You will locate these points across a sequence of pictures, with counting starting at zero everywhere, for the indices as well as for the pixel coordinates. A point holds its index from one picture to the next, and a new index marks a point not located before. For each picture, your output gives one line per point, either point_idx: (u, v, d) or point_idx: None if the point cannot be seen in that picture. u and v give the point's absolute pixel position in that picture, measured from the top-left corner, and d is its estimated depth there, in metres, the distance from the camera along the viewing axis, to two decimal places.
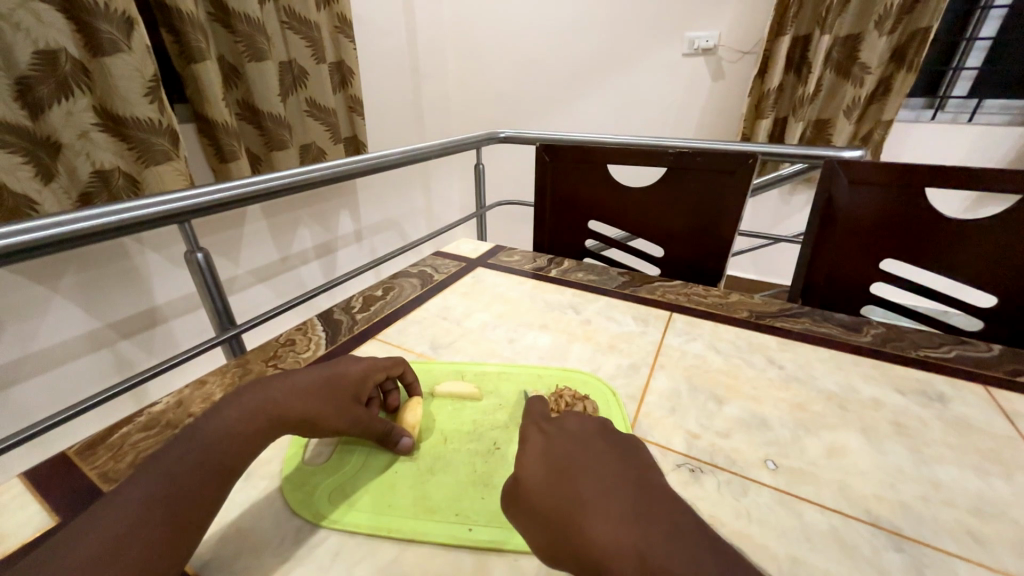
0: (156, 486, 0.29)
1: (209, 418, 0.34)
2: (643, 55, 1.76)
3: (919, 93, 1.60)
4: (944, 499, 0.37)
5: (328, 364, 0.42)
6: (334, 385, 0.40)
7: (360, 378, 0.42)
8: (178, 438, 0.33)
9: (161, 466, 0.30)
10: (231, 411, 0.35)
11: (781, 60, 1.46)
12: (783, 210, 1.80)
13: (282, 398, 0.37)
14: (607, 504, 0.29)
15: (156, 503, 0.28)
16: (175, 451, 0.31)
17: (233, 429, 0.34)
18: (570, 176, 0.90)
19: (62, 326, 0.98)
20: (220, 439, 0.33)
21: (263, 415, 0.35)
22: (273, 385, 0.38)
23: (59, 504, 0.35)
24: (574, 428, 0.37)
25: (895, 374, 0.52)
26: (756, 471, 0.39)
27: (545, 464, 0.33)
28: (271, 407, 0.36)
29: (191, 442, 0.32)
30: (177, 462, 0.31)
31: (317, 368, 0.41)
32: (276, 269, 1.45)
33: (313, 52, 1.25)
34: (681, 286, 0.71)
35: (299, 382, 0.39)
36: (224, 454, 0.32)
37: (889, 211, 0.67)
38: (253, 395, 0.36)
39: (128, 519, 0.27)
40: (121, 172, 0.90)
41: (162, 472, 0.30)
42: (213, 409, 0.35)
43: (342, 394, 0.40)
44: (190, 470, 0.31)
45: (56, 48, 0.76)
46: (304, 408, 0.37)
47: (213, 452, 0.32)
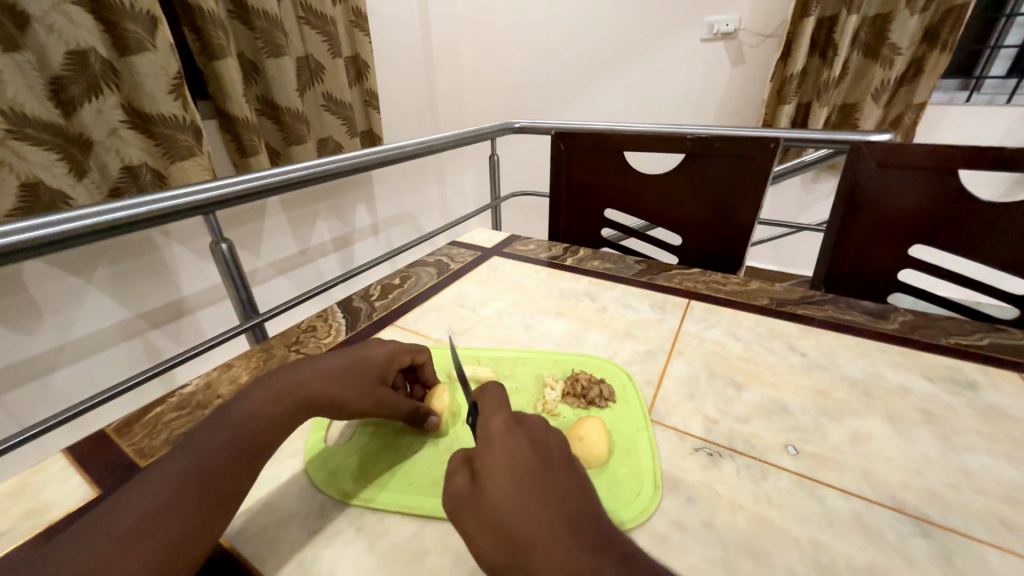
0: (190, 462, 0.30)
1: (240, 400, 0.35)
2: (660, 42, 1.73)
3: (953, 74, 1.53)
4: (975, 487, 0.36)
5: (353, 347, 0.43)
6: (358, 367, 0.40)
7: (384, 361, 0.42)
8: (212, 418, 0.34)
9: (195, 444, 0.32)
10: (261, 392, 0.36)
11: (805, 43, 1.41)
12: (806, 199, 1.75)
13: (308, 380, 0.38)
14: (577, 529, 0.27)
15: (192, 478, 0.30)
16: (208, 430, 0.33)
17: (262, 410, 0.35)
18: (586, 165, 0.89)
19: (96, 316, 1.03)
20: (251, 418, 0.34)
21: (290, 396, 0.36)
22: (300, 368, 0.39)
23: (99, 477, 0.37)
24: (538, 428, 0.34)
25: (924, 361, 0.50)
26: (777, 456, 0.38)
27: (515, 474, 0.30)
28: (299, 389, 0.37)
29: (223, 422, 0.33)
30: (208, 440, 0.32)
31: (343, 352, 0.42)
32: (295, 261, 1.48)
33: (330, 47, 1.26)
34: (699, 273, 0.70)
35: (324, 365, 0.39)
36: (253, 432, 0.33)
37: (920, 195, 0.65)
38: (282, 377, 0.37)
39: (163, 493, 0.29)
40: (149, 168, 0.93)
41: (196, 449, 0.31)
42: (244, 390, 0.36)
43: (366, 376, 0.40)
44: (222, 447, 0.32)
45: (86, 48, 0.78)
46: (330, 389, 0.38)
47: (244, 432, 0.33)
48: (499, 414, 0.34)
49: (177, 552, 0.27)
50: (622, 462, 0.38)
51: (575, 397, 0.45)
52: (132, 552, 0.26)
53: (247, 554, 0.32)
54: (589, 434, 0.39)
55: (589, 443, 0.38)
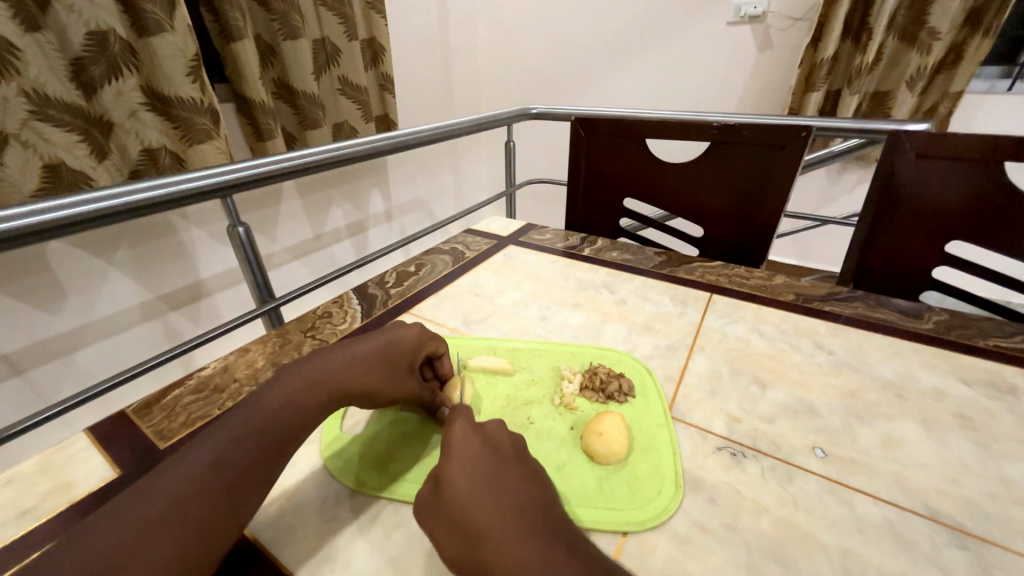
0: (220, 448, 0.30)
1: (270, 387, 0.35)
2: (683, 26, 1.67)
3: (994, 62, 1.44)
4: (1015, 497, 0.34)
5: (381, 332, 0.42)
6: (387, 355, 0.40)
7: (412, 349, 0.42)
8: (240, 405, 0.34)
9: (225, 429, 0.31)
10: (289, 381, 0.35)
11: (837, 27, 1.35)
12: (831, 192, 1.69)
13: (337, 368, 0.37)
14: (526, 532, 0.27)
15: (221, 466, 0.30)
16: (237, 416, 0.33)
17: (291, 399, 0.34)
18: (605, 153, 0.87)
19: (116, 297, 1.04)
20: (278, 408, 0.33)
21: (319, 385, 0.36)
22: (332, 355, 0.38)
23: (121, 458, 0.37)
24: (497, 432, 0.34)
25: (961, 363, 0.48)
26: (804, 458, 0.37)
27: (470, 477, 0.30)
28: (329, 378, 0.36)
29: (252, 410, 0.33)
30: (234, 427, 0.32)
31: (370, 337, 0.41)
32: (311, 247, 1.49)
33: (346, 29, 1.24)
34: (722, 267, 0.68)
35: (353, 354, 0.39)
36: (285, 422, 0.33)
37: (966, 189, 0.61)
38: (314, 365, 0.37)
39: (192, 479, 0.28)
40: (168, 151, 0.93)
41: (225, 436, 0.31)
42: (274, 378, 0.36)
43: (395, 365, 0.40)
44: (253, 434, 0.32)
45: (105, 29, 0.78)
46: (362, 379, 0.37)
47: (273, 420, 0.33)
48: (459, 420, 0.34)
49: (202, 539, 0.27)
50: (642, 459, 0.37)
51: (594, 391, 0.44)
52: (159, 537, 0.26)
53: (265, 541, 0.32)
54: (609, 430, 0.38)
55: (608, 440, 0.37)
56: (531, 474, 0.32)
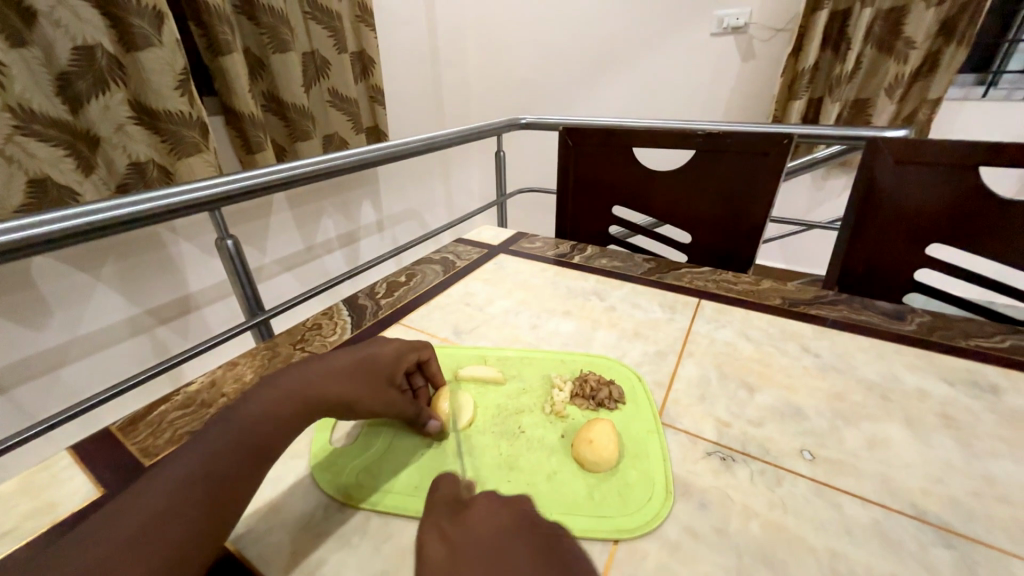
0: (198, 462, 0.30)
1: (248, 399, 0.34)
2: (668, 36, 1.70)
3: (969, 69, 1.49)
4: (998, 495, 0.34)
5: (362, 345, 0.42)
6: (368, 367, 0.40)
7: (393, 360, 0.42)
8: (219, 418, 0.33)
9: (203, 444, 0.31)
10: (268, 392, 0.35)
11: (817, 37, 1.39)
12: (816, 197, 1.72)
13: (319, 379, 0.37)
14: None
15: (200, 481, 0.29)
16: (215, 430, 0.32)
17: (271, 411, 0.34)
18: (594, 161, 0.88)
19: (103, 312, 1.03)
20: (259, 420, 0.33)
21: (300, 397, 0.35)
22: (311, 367, 0.38)
23: (105, 477, 0.37)
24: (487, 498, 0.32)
25: (943, 364, 0.49)
26: (792, 461, 0.37)
27: (444, 544, 0.28)
28: (309, 389, 0.36)
29: (229, 423, 0.32)
30: (213, 442, 0.31)
31: (350, 350, 0.41)
32: (302, 258, 1.48)
33: (335, 42, 1.25)
34: (710, 272, 0.69)
35: (333, 365, 0.39)
36: (264, 434, 0.33)
37: (943, 194, 0.63)
38: (293, 377, 0.36)
39: (170, 497, 0.28)
40: (156, 164, 0.93)
41: (204, 451, 0.31)
42: (252, 390, 0.35)
43: (376, 377, 0.40)
44: (231, 448, 0.31)
45: (92, 44, 0.78)
46: (342, 389, 0.37)
47: (254, 432, 0.32)
48: (443, 489, 0.33)
49: (179, 557, 0.26)
50: (632, 466, 0.37)
51: (584, 399, 0.44)
52: (135, 557, 0.25)
53: (251, 556, 0.32)
54: (599, 437, 0.38)
55: (598, 447, 0.37)
56: (526, 550, 0.28)
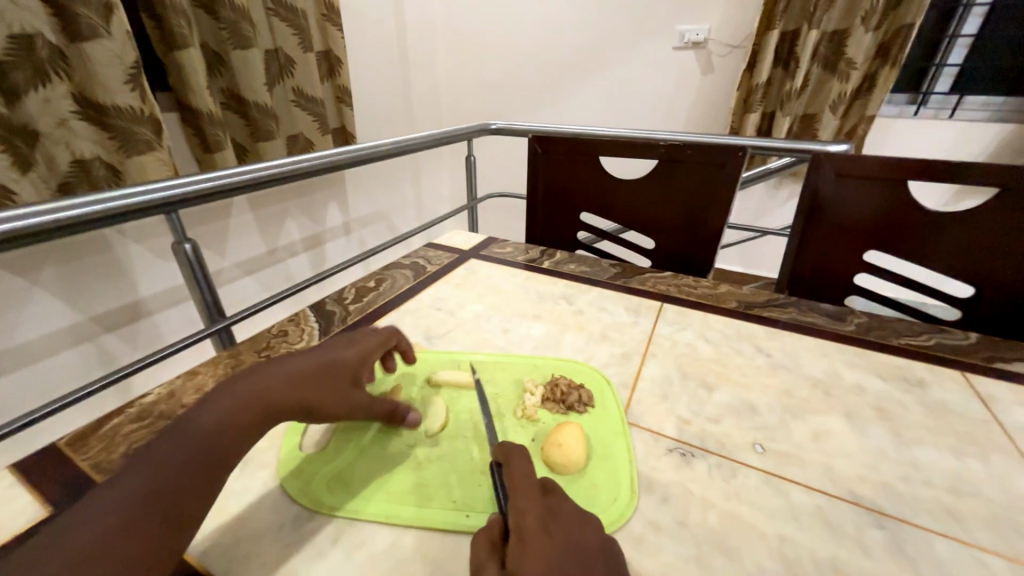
0: (150, 477, 0.28)
1: (204, 408, 0.32)
2: (633, 49, 1.77)
3: (902, 89, 1.62)
4: (923, 479, 0.38)
5: (325, 346, 0.42)
6: (330, 368, 0.40)
7: (357, 361, 0.42)
8: (175, 427, 0.31)
9: (153, 458, 0.29)
10: (224, 400, 0.33)
11: (769, 55, 1.48)
12: (770, 205, 1.83)
13: (279, 384, 0.36)
14: None
15: (152, 498, 0.28)
16: (166, 442, 0.30)
17: (229, 418, 0.32)
18: (562, 168, 0.90)
19: (41, 320, 0.96)
20: (215, 429, 0.31)
21: (258, 403, 0.34)
22: (269, 370, 0.37)
23: (51, 495, 0.35)
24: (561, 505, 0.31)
25: (878, 361, 0.53)
26: (745, 454, 0.40)
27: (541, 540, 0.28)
28: (268, 395, 0.35)
29: (185, 433, 0.31)
30: (165, 454, 0.29)
31: (312, 351, 0.40)
32: (264, 261, 1.43)
33: (300, 41, 1.22)
34: (672, 277, 0.72)
35: (293, 369, 0.37)
36: (222, 443, 0.31)
37: (877, 206, 0.69)
38: (250, 382, 0.35)
39: (123, 513, 0.26)
40: (102, 162, 0.87)
41: (157, 464, 0.29)
42: (206, 398, 0.33)
43: (336, 379, 0.40)
44: (188, 459, 0.30)
45: (32, 33, 0.73)
46: (301, 393, 0.37)
47: (209, 443, 0.31)
48: (523, 483, 0.32)
49: None
50: (599, 468, 0.39)
51: (555, 403, 0.46)
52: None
53: (217, 572, 0.31)
54: (568, 440, 0.39)
55: (568, 450, 0.39)
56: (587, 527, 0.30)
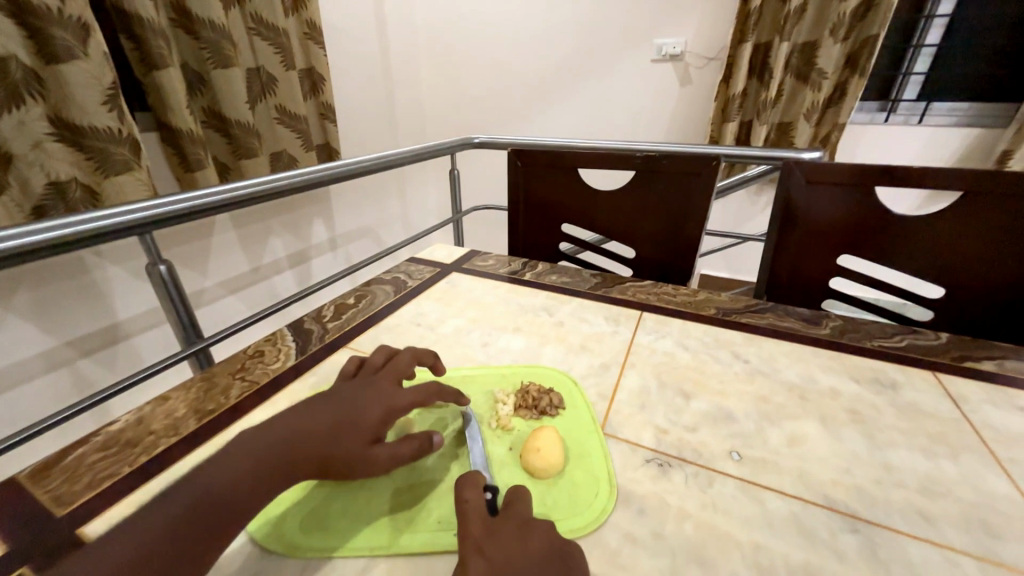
0: (169, 515, 0.28)
1: (225, 456, 0.32)
2: (613, 62, 1.81)
3: (873, 97, 1.67)
4: (895, 481, 0.39)
5: (346, 396, 0.39)
6: (348, 422, 0.37)
7: (379, 415, 0.38)
8: (192, 474, 0.31)
9: (174, 498, 0.29)
10: (247, 449, 0.33)
11: (743, 66, 1.52)
12: (752, 211, 1.86)
13: (297, 438, 0.35)
14: None
15: (166, 539, 0.27)
16: (187, 484, 0.30)
17: (245, 471, 0.32)
18: (543, 181, 0.91)
19: (13, 346, 0.93)
20: (233, 479, 0.31)
21: (275, 459, 0.33)
22: (294, 423, 0.36)
23: (7, 532, 0.33)
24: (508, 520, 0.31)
25: (852, 364, 0.54)
26: (722, 462, 0.40)
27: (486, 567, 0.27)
28: (288, 450, 0.34)
29: (204, 480, 0.30)
30: (186, 494, 0.29)
31: (331, 401, 0.39)
32: (248, 279, 1.41)
33: (282, 59, 1.23)
34: (651, 285, 0.73)
35: (314, 423, 0.36)
36: (237, 496, 0.30)
37: (848, 211, 0.71)
38: (274, 435, 0.35)
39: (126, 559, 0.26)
40: (79, 183, 0.86)
41: (171, 509, 0.28)
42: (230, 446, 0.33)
43: (359, 433, 0.37)
44: (201, 506, 0.29)
45: (5, 56, 0.73)
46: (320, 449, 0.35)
47: (224, 492, 0.30)
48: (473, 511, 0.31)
49: None
50: (578, 467, 0.40)
51: (527, 409, 0.46)
52: None
53: None
54: (545, 445, 0.40)
55: (546, 454, 0.39)
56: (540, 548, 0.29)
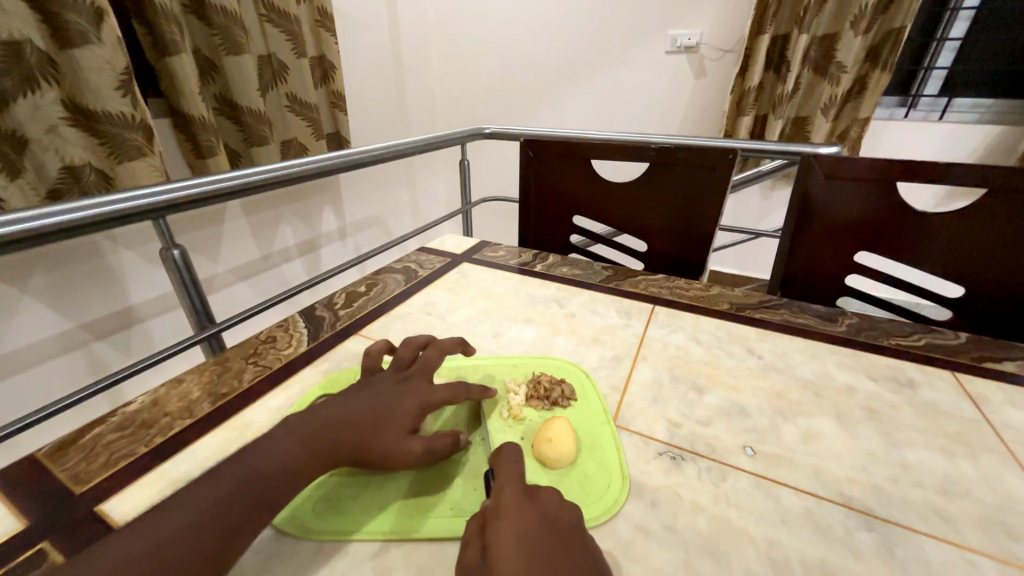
0: (214, 494, 0.29)
1: (276, 436, 0.33)
2: (626, 53, 1.78)
3: (892, 92, 1.64)
4: (913, 480, 0.38)
5: (381, 389, 0.40)
6: (389, 415, 0.38)
7: (413, 410, 0.39)
8: (247, 449, 0.32)
9: (218, 478, 0.30)
10: (294, 431, 0.34)
11: (760, 58, 1.49)
12: (764, 207, 1.84)
13: (333, 425, 0.35)
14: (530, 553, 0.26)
15: (215, 514, 0.28)
16: (230, 466, 0.31)
17: (284, 455, 0.32)
18: (554, 173, 0.90)
19: (30, 327, 0.95)
20: (274, 462, 0.31)
21: (315, 445, 0.34)
22: (335, 410, 0.37)
23: (27, 507, 0.34)
24: (517, 524, 0.27)
25: (869, 362, 0.53)
26: (735, 457, 0.40)
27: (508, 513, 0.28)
28: (329, 436, 0.34)
29: (256, 456, 0.31)
30: (228, 476, 0.30)
31: (366, 392, 0.39)
32: (258, 267, 1.42)
33: (293, 46, 1.23)
34: (664, 279, 0.72)
35: (354, 411, 0.37)
36: (286, 472, 0.31)
37: (867, 208, 0.69)
38: (320, 419, 0.35)
39: (191, 519, 0.27)
40: (93, 168, 0.87)
41: (227, 479, 0.30)
42: (282, 426, 0.34)
43: (395, 427, 0.37)
44: (254, 478, 0.30)
45: (20, 39, 0.73)
46: (358, 439, 0.35)
47: (265, 475, 0.31)
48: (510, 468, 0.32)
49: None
50: (589, 458, 0.39)
51: (539, 400, 0.46)
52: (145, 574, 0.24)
53: None
54: (557, 435, 0.39)
55: (557, 444, 0.39)
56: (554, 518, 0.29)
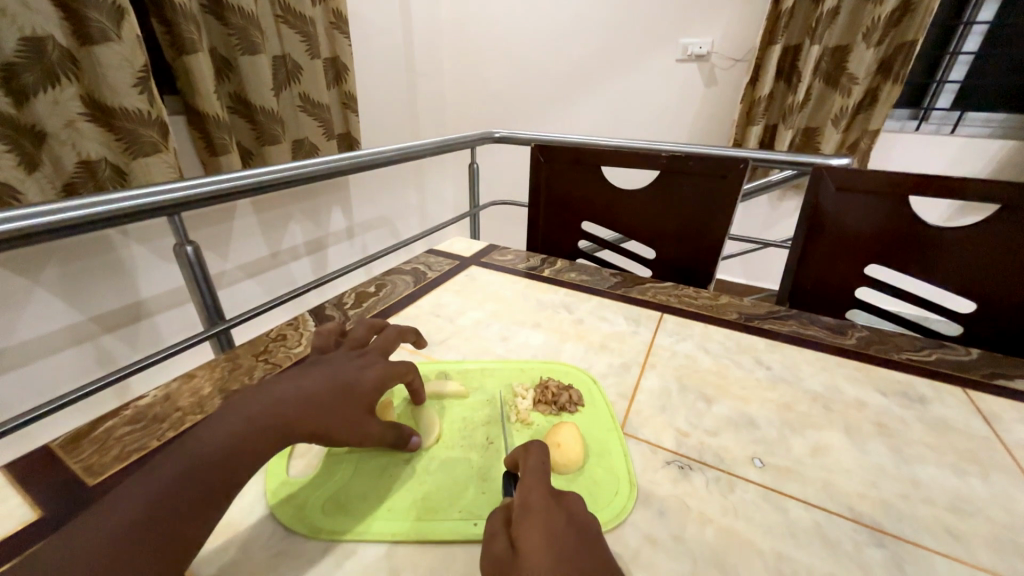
0: (161, 486, 0.27)
1: (220, 421, 0.31)
2: (637, 60, 1.78)
3: (904, 105, 1.63)
4: (923, 497, 0.38)
5: (336, 364, 0.38)
6: (346, 389, 0.36)
7: (374, 384, 0.38)
8: (191, 435, 0.30)
9: (161, 469, 0.28)
10: (241, 410, 0.32)
11: (772, 69, 1.49)
12: (772, 217, 1.83)
13: (286, 401, 0.33)
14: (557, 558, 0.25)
15: (161, 507, 0.27)
16: (174, 454, 0.29)
17: (230, 438, 0.30)
18: (564, 178, 0.90)
19: (43, 319, 0.96)
20: (221, 445, 0.30)
21: (265, 421, 0.31)
22: (284, 385, 0.34)
23: (42, 497, 0.34)
24: (542, 521, 0.27)
25: (879, 376, 0.53)
26: (743, 468, 0.40)
27: (535, 517, 0.28)
28: (280, 412, 0.32)
29: (198, 443, 0.30)
30: (171, 466, 0.28)
31: (317, 368, 0.37)
32: (267, 265, 1.43)
33: (308, 48, 1.24)
34: (672, 287, 0.72)
35: (306, 386, 0.35)
36: (236, 454, 0.29)
37: (878, 221, 0.69)
38: (268, 395, 0.33)
39: (135, 513, 0.26)
40: (108, 163, 0.88)
41: (171, 470, 0.28)
42: (226, 408, 0.32)
43: (354, 400, 0.36)
44: (200, 465, 0.29)
45: (41, 35, 0.74)
46: (315, 415, 0.33)
47: (212, 461, 0.29)
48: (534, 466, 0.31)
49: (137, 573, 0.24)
50: (597, 463, 0.40)
51: (546, 404, 0.46)
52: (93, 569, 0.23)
53: None
54: (566, 440, 0.40)
55: (565, 449, 0.39)
56: (577, 525, 0.28)
